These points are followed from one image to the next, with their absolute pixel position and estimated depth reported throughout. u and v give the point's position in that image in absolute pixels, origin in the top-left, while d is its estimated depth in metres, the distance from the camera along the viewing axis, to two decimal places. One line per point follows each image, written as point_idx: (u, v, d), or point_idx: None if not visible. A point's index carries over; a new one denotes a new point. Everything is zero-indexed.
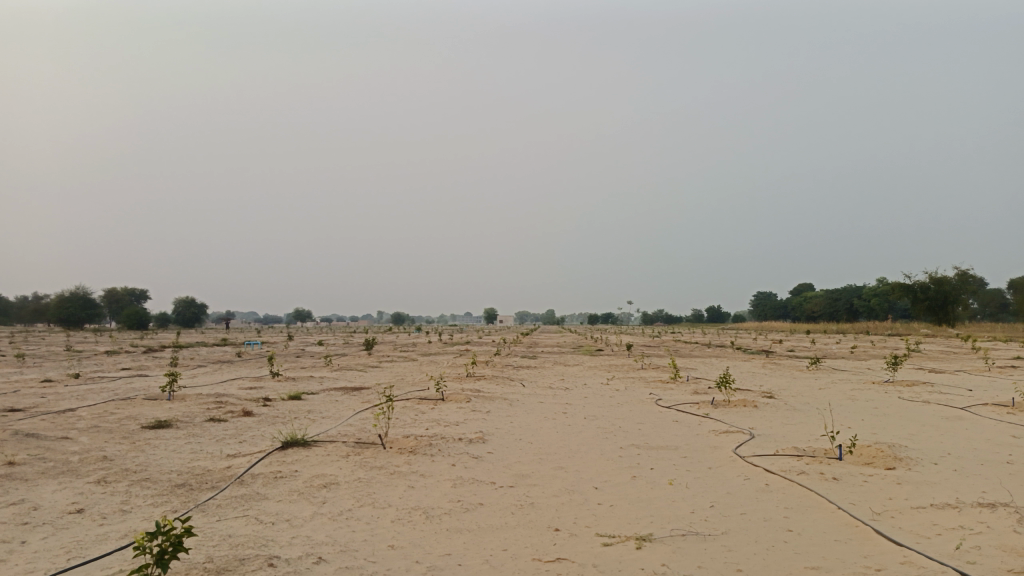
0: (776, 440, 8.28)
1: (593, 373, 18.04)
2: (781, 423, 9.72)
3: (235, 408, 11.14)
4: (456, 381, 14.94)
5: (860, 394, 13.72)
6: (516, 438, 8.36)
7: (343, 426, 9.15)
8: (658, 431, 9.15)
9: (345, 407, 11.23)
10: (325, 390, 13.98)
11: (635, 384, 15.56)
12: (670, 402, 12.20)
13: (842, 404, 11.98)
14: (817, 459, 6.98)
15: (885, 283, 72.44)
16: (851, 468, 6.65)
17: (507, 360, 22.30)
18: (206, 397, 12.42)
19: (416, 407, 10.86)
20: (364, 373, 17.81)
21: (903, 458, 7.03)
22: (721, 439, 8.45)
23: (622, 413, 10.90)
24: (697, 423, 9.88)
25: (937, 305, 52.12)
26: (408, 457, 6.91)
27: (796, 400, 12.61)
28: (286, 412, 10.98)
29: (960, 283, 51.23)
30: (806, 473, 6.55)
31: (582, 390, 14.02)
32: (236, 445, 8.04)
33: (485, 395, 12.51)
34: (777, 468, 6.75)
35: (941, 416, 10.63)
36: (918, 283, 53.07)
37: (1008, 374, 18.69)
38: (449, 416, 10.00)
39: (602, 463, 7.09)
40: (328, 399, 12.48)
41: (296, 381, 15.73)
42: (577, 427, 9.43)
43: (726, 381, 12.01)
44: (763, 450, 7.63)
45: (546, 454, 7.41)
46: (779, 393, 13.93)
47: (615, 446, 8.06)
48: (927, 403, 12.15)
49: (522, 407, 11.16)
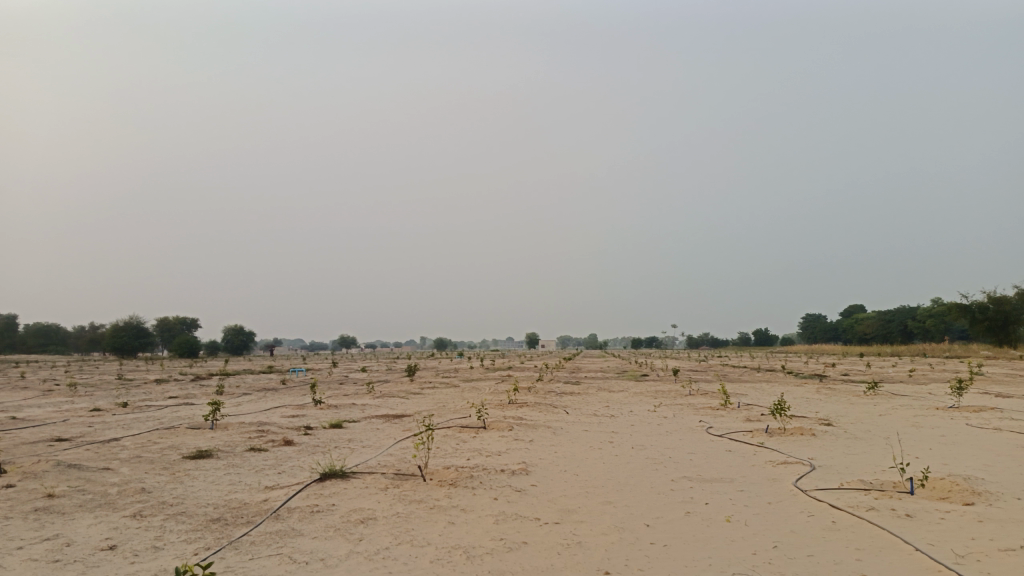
0: (838, 471, 7.78)
1: (639, 400, 17.51)
2: (842, 453, 9.17)
3: (276, 437, 11.04)
4: (499, 408, 14.63)
5: (923, 421, 13.00)
6: (560, 469, 8.02)
7: (383, 456, 8.92)
8: (710, 462, 8.70)
9: (385, 437, 11.03)
10: (366, 418, 13.83)
11: (683, 410, 15.05)
12: (721, 430, 11.69)
13: (906, 432, 11.32)
14: (886, 493, 6.49)
15: (940, 304, 69.94)
16: (926, 504, 6.14)
17: (550, 386, 21.95)
18: (248, 426, 12.36)
19: (458, 436, 10.60)
20: (406, 400, 17.63)
21: (982, 492, 6.48)
22: (779, 471, 7.97)
23: (671, 442, 10.46)
24: (751, 452, 9.40)
25: (997, 326, 49.99)
26: (448, 491, 6.63)
27: (855, 428, 11.98)
28: (327, 440, 10.83)
29: (1021, 302, 49.11)
30: (876, 509, 6.06)
31: (628, 418, 13.57)
32: (275, 477, 7.88)
33: (527, 423, 12.19)
34: (843, 503, 6.28)
35: (1016, 445, 9.93)
36: (976, 303, 51.02)
37: None
38: (492, 445, 9.71)
39: (653, 497, 6.70)
40: (369, 427, 12.30)
41: (338, 409, 15.62)
42: (625, 457, 9.03)
43: (781, 408, 11.48)
44: (825, 483, 7.14)
45: (593, 487, 7.06)
46: (837, 420, 13.28)
47: (665, 478, 7.66)
48: (999, 431, 11.40)
49: (566, 436, 10.80)
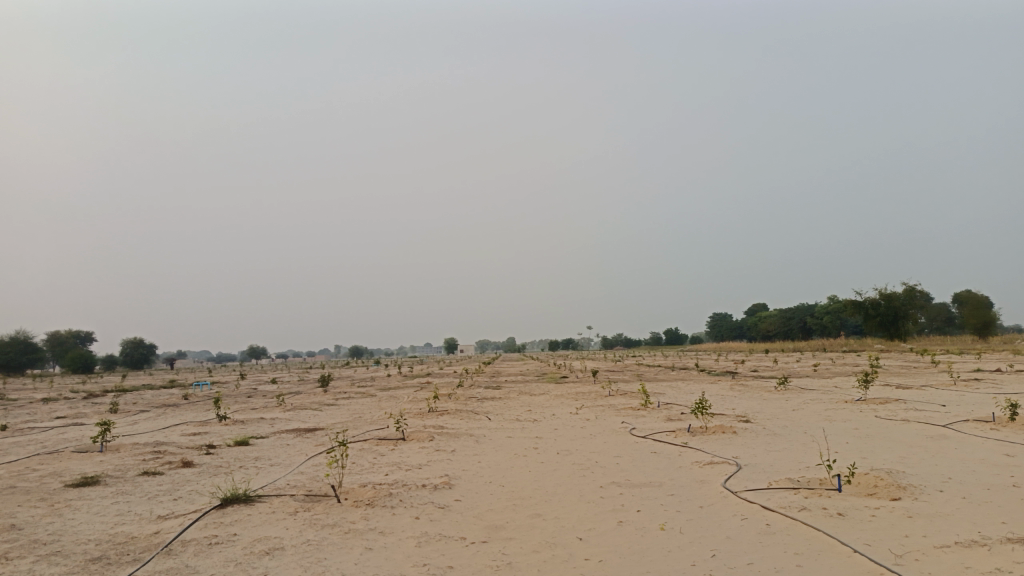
0: (765, 470, 7.70)
1: (561, 402, 17.32)
2: (765, 450, 9.18)
3: (174, 458, 10.14)
4: (418, 417, 14.07)
5: (835, 415, 13.30)
6: (485, 481, 7.62)
7: (293, 475, 8.29)
8: (637, 465, 8.50)
9: (296, 453, 10.32)
10: (276, 433, 13.01)
11: (605, 412, 14.94)
12: (645, 431, 11.57)
13: (822, 427, 11.50)
14: (815, 491, 6.42)
15: (836, 301, 73.73)
16: (854, 501, 6.09)
17: (470, 391, 21.52)
18: (143, 447, 11.35)
19: (375, 449, 10.03)
20: (319, 412, 16.80)
21: (906, 486, 6.50)
22: (707, 472, 7.84)
23: (596, 445, 10.25)
24: (677, 453, 9.27)
25: (888, 321, 52.97)
26: (364, 512, 6.10)
27: (774, 424, 12.09)
28: (232, 459, 10.04)
29: (908, 298, 52.27)
30: (807, 509, 5.96)
31: (551, 422, 13.29)
32: (170, 504, 7.12)
33: (448, 432, 11.73)
34: (774, 504, 6.16)
35: (926, 436, 10.22)
36: (869, 299, 53.90)
37: (973, 388, 18.60)
38: (411, 458, 9.21)
39: (583, 507, 6.39)
40: (279, 443, 11.52)
41: (245, 424, 14.66)
42: (551, 464, 8.71)
43: (702, 407, 11.47)
44: (754, 482, 7.04)
45: (520, 499, 6.69)
46: (755, 416, 13.43)
47: (594, 485, 7.38)
48: (906, 422, 11.77)
49: (489, 444, 10.43)
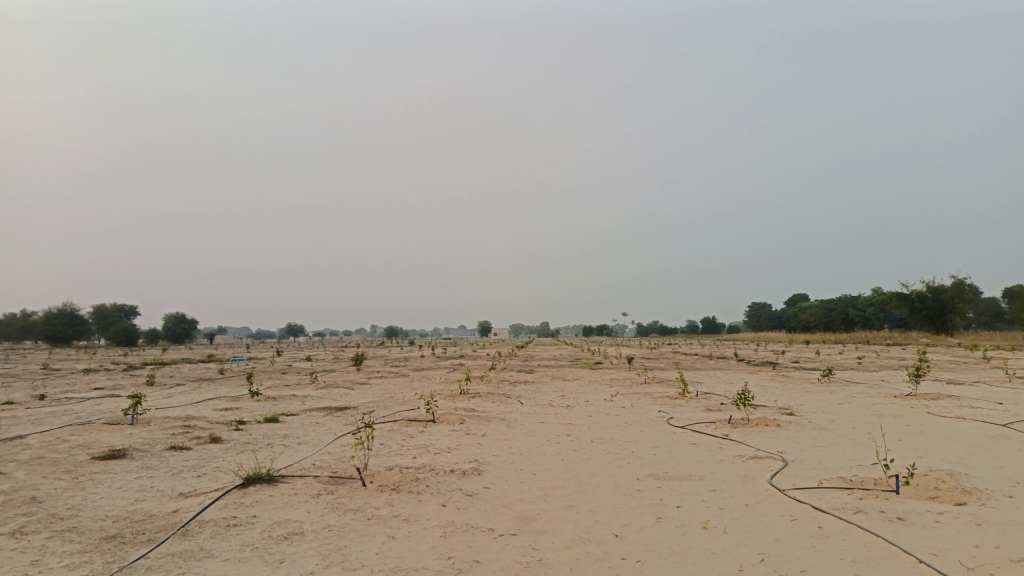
0: (814, 467, 7.23)
1: (596, 388, 16.94)
2: (812, 446, 8.69)
3: (203, 433, 10.04)
4: (450, 399, 13.83)
5: (884, 410, 12.68)
6: (516, 468, 7.30)
7: (320, 455, 8.08)
8: (676, 457, 8.10)
9: (325, 432, 10.14)
10: (306, 411, 12.88)
11: (640, 399, 14.53)
12: (683, 421, 11.13)
13: (871, 423, 10.93)
14: (871, 493, 5.96)
15: (880, 293, 71.74)
16: (916, 505, 5.59)
17: (503, 375, 21.25)
18: (174, 421, 11.31)
19: (404, 431, 9.78)
20: (350, 391, 16.68)
21: (972, 489, 6.00)
22: (751, 467, 7.41)
23: (633, 434, 9.88)
24: (718, 446, 8.83)
25: (935, 314, 51.28)
26: (389, 497, 5.82)
27: (820, 418, 11.55)
28: (260, 437, 9.89)
29: (956, 291, 50.50)
30: (863, 511, 5.50)
31: (585, 408, 12.93)
32: (193, 481, 6.95)
33: (480, 415, 11.45)
34: (826, 505, 5.70)
35: (985, 435, 9.60)
36: (915, 291, 52.20)
37: None
38: (441, 441, 8.94)
39: (619, 501, 6.02)
40: (308, 421, 11.37)
41: (277, 401, 14.59)
42: (585, 453, 8.36)
43: (744, 398, 10.99)
44: (802, 480, 6.60)
45: (551, 490, 6.35)
46: (799, 409, 12.88)
47: (630, 476, 7.02)
48: (962, 419, 11.13)
49: (521, 430, 10.12)
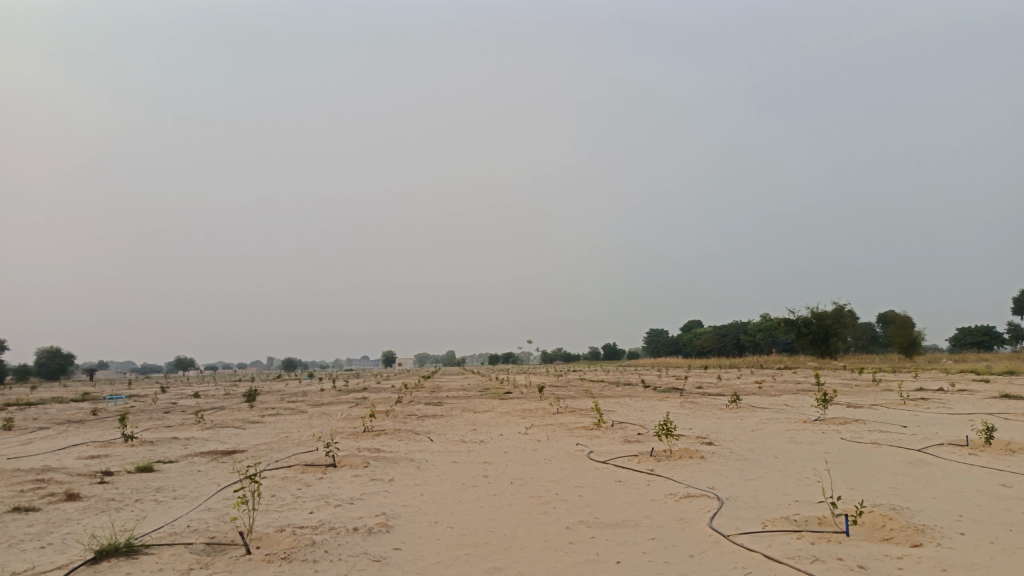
0: (752, 506, 6.74)
1: (508, 421, 16.14)
2: (742, 480, 8.26)
3: (59, 489, 8.58)
4: (352, 439, 12.70)
5: (799, 437, 12.56)
6: (430, 521, 6.42)
7: (198, 515, 6.90)
8: (604, 499, 7.43)
9: (207, 483, 8.88)
10: (187, 457, 11.44)
11: (555, 432, 13.89)
12: (604, 455, 10.54)
13: (791, 452, 10.69)
14: (822, 536, 5.48)
15: (769, 319, 74.92)
16: (872, 549, 5.15)
17: (409, 408, 20.23)
18: (24, 475, 9.69)
19: (300, 479, 8.70)
20: (241, 431, 15.21)
21: (922, 526, 5.64)
22: (686, 507, 6.84)
23: (553, 472, 9.19)
24: (646, 483, 8.24)
25: (820, 339, 53.66)
26: (278, 570, 4.82)
27: (740, 448, 11.23)
28: (130, 491, 8.55)
29: (837, 316, 53.16)
30: (820, 560, 4.99)
31: (499, 443, 12.15)
32: (33, 555, 5.66)
33: (386, 456, 10.46)
34: (778, 553, 5.14)
35: (904, 461, 9.49)
36: (801, 317, 54.55)
37: (923, 407, 18.25)
38: (342, 490, 7.92)
39: (550, 558, 5.26)
40: (189, 470, 10.04)
41: (154, 446, 12.99)
42: (504, 497, 7.55)
43: (666, 429, 10.52)
44: (745, 522, 6.08)
45: (473, 547, 5.53)
46: (716, 438, 12.55)
47: (558, 525, 6.28)
48: (877, 445, 11.09)
49: (432, 472, 9.23)
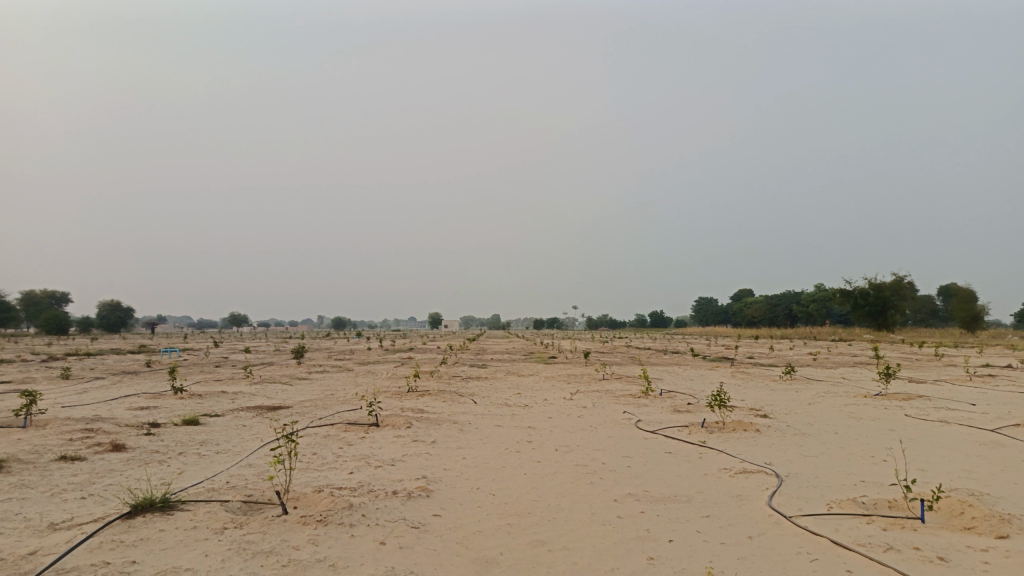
0: (814, 485, 6.32)
1: (553, 386, 15.86)
2: (801, 456, 7.80)
3: (106, 440, 8.63)
4: (395, 398, 12.59)
5: (859, 412, 11.95)
6: (472, 487, 6.18)
7: (237, 472, 6.80)
8: (654, 471, 7.08)
9: (250, 439, 8.82)
10: (232, 411, 11.47)
11: (601, 398, 13.55)
12: (652, 425, 10.18)
13: (852, 428, 10.13)
14: (895, 522, 5.03)
15: (823, 290, 72.78)
16: (953, 540, 4.69)
17: (454, 369, 20.13)
18: (74, 424, 9.82)
19: (342, 438, 8.57)
20: (287, 387, 15.29)
21: (1008, 515, 5.14)
22: (742, 483, 6.45)
23: (600, 440, 8.87)
24: (698, 456, 7.86)
25: (876, 311, 51.81)
26: (313, 534, 4.62)
27: (797, 421, 10.72)
28: (174, 444, 8.55)
29: (896, 288, 51.14)
30: (894, 548, 4.56)
31: (544, 409, 11.87)
32: (72, 507, 5.60)
33: (429, 417, 10.29)
34: (847, 539, 4.73)
35: (977, 442, 8.88)
36: (857, 288, 52.69)
37: (991, 385, 17.29)
38: (383, 451, 7.75)
39: (597, 533, 4.95)
40: (233, 425, 10.03)
41: (201, 399, 13.10)
42: (549, 465, 7.27)
43: (719, 399, 10.07)
44: (807, 502, 5.67)
45: (516, 518, 5.25)
46: (771, 410, 12.04)
47: (606, 497, 5.97)
48: (945, 423, 10.45)
49: (475, 435, 9.01)
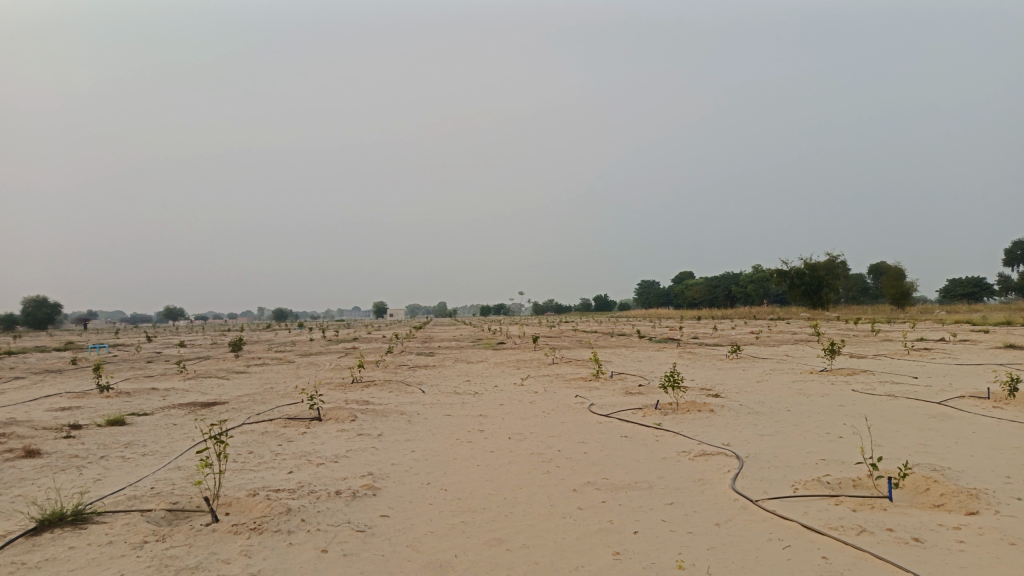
0: (776, 466, 6.14)
1: (502, 372, 15.52)
2: (759, 436, 7.65)
3: (21, 445, 7.89)
4: (339, 390, 12.05)
5: (809, 388, 11.98)
6: (423, 483, 5.77)
7: (164, 476, 6.23)
8: (613, 457, 6.80)
9: (181, 439, 8.19)
10: (162, 409, 10.75)
11: (552, 383, 13.28)
12: (606, 408, 9.93)
13: (804, 405, 10.10)
14: (865, 504, 4.85)
15: (761, 271, 74.43)
16: (924, 519, 4.53)
17: (400, 358, 19.60)
18: None
19: (282, 434, 8.04)
20: (223, 382, 14.52)
21: (973, 491, 5.03)
22: (703, 466, 6.23)
23: (555, 427, 8.56)
24: (655, 439, 7.62)
25: (812, 289, 53.13)
26: (245, 545, 4.15)
27: (749, 400, 10.64)
28: (97, 447, 7.87)
29: (830, 268, 52.53)
30: (866, 531, 4.37)
31: (495, 396, 11.52)
32: None
33: (375, 409, 9.82)
34: (818, 523, 4.52)
35: (927, 415, 8.91)
36: (793, 269, 53.95)
37: (928, 358, 17.72)
38: (326, 447, 7.26)
39: (558, 528, 4.62)
40: (163, 424, 9.35)
41: (130, 398, 12.32)
42: (503, 455, 6.91)
43: (673, 380, 9.89)
44: (772, 484, 5.46)
45: (470, 515, 4.88)
46: (722, 390, 11.97)
47: (564, 487, 5.65)
48: (893, 397, 10.52)
49: (424, 426, 8.59)
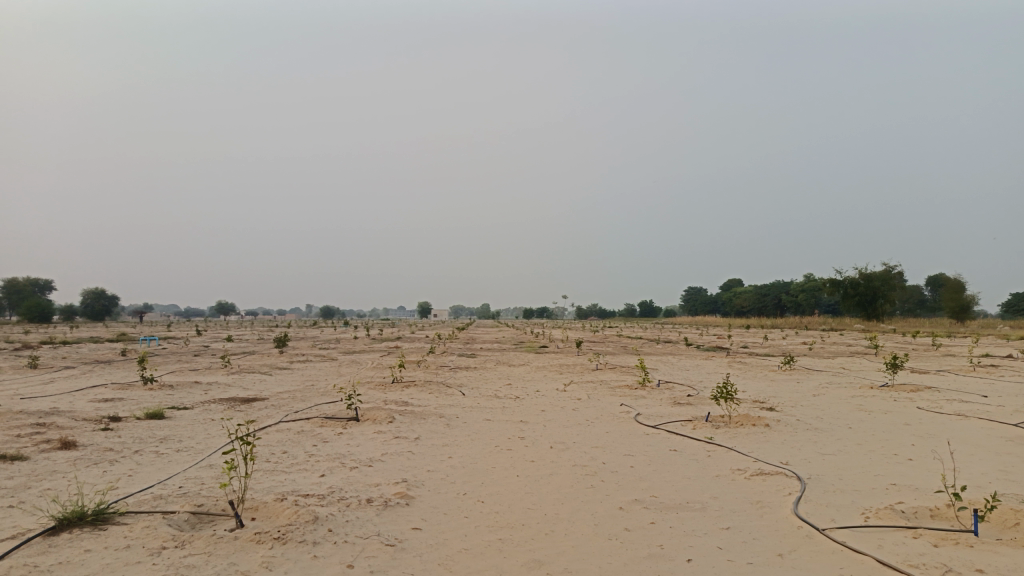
0: (843, 490, 5.63)
1: (545, 377, 15.14)
2: (819, 455, 7.13)
3: (58, 436, 7.83)
4: (378, 390, 11.85)
5: (870, 404, 11.31)
6: (458, 493, 5.44)
7: (193, 474, 6.03)
8: (662, 473, 6.37)
9: (216, 435, 8.04)
10: (201, 403, 10.67)
11: (596, 389, 12.85)
12: (653, 419, 9.47)
13: (866, 422, 9.48)
14: (949, 538, 4.34)
15: (812, 279, 72.41)
16: (1020, 559, 4.01)
17: (441, 359, 19.36)
18: (26, 418, 8.99)
19: (317, 434, 7.81)
20: (265, 378, 14.47)
21: None
22: (760, 487, 5.76)
23: (599, 436, 8.16)
24: (706, 455, 7.16)
25: (866, 300, 51.33)
26: (267, 556, 3.88)
27: (805, 415, 10.07)
28: (133, 441, 7.76)
29: (885, 279, 50.70)
30: (954, 570, 3.87)
31: (537, 401, 11.15)
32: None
33: (413, 411, 9.55)
34: (896, 558, 4.04)
35: (1004, 438, 8.23)
36: (847, 279, 52.22)
37: (996, 375, 16.74)
38: (361, 450, 7.00)
39: (603, 551, 4.23)
40: (200, 419, 9.23)
41: (171, 391, 12.31)
42: (544, 466, 6.55)
43: (725, 392, 9.39)
44: (840, 511, 4.98)
45: (508, 532, 4.52)
46: (776, 403, 11.37)
47: (609, 505, 5.25)
48: (964, 417, 9.82)
49: (463, 431, 8.28)
